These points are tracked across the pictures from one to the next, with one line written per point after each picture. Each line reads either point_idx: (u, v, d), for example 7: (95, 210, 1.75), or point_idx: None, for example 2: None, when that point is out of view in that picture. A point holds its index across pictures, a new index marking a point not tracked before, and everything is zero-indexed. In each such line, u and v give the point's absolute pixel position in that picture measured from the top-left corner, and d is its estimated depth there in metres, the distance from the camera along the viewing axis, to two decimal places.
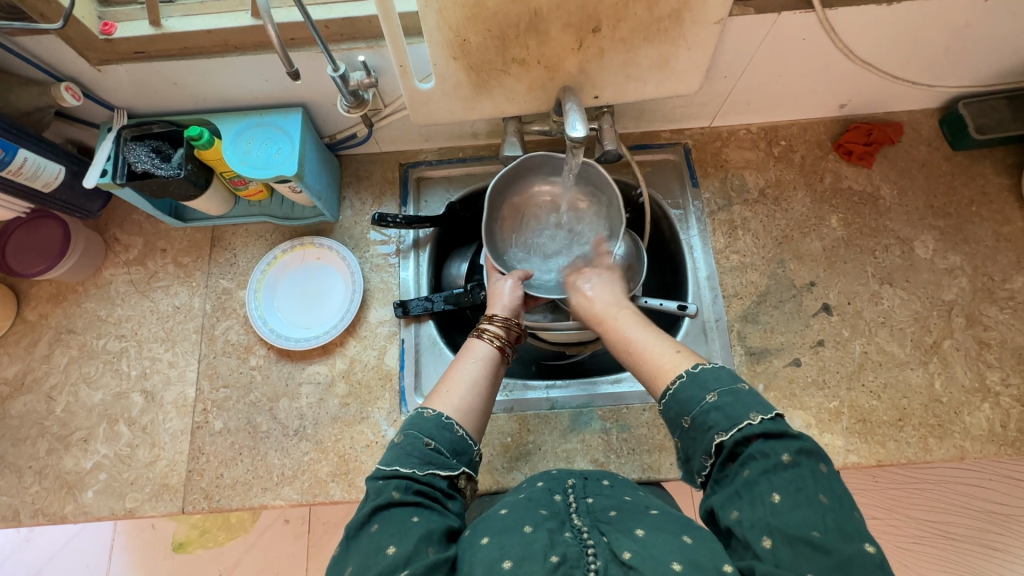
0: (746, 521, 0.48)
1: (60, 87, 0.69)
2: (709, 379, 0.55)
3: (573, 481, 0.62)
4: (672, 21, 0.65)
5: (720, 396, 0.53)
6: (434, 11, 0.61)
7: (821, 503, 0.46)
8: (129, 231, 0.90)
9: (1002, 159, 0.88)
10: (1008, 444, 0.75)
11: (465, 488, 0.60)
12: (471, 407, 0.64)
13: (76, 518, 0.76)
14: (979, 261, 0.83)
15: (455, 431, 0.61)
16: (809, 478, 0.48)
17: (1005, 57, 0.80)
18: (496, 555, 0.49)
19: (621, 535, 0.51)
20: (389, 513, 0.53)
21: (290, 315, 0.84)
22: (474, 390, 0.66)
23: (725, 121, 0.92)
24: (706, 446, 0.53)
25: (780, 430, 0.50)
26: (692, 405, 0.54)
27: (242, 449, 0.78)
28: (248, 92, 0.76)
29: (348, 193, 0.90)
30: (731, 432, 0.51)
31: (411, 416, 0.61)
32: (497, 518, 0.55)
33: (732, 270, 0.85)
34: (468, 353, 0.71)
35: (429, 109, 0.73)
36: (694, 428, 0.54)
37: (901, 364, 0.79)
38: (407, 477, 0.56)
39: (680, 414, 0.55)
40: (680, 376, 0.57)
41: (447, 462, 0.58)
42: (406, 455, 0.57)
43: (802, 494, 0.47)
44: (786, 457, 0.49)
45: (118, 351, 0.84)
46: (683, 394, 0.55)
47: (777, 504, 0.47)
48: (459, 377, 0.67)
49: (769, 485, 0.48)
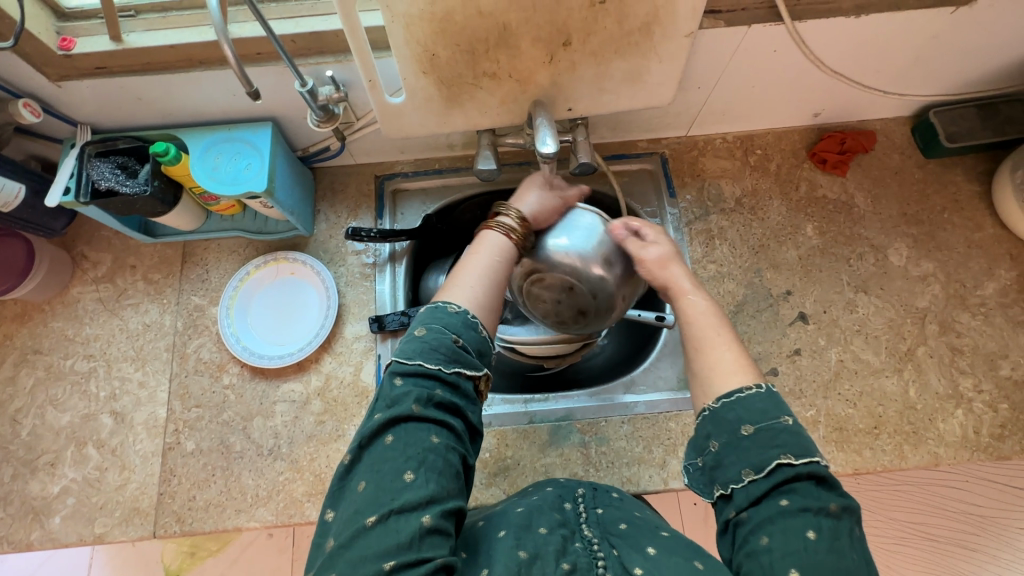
0: (776, 551, 0.48)
1: (17, 104, 0.66)
2: (785, 404, 0.54)
3: (582, 490, 0.64)
4: (643, 34, 0.64)
5: (795, 423, 0.53)
6: (401, 26, 0.60)
7: (851, 557, 0.47)
8: (97, 247, 0.88)
9: (973, 167, 0.89)
10: (981, 449, 0.75)
11: (483, 390, 0.61)
12: (491, 303, 0.63)
13: (43, 545, 0.74)
14: (952, 268, 0.84)
15: (480, 331, 0.61)
16: (846, 532, 0.48)
17: (972, 66, 0.81)
18: (513, 545, 0.54)
19: (632, 551, 0.54)
20: (408, 426, 0.54)
21: (264, 331, 0.83)
22: (491, 285, 0.64)
23: (701, 130, 0.92)
24: (761, 460, 0.51)
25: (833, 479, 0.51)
26: (765, 418, 0.53)
27: (215, 470, 0.77)
28: (216, 106, 0.74)
29: (322, 206, 0.89)
30: (801, 462, 0.51)
31: (432, 309, 0.60)
32: (514, 515, 0.59)
33: (709, 280, 0.85)
34: (481, 243, 0.67)
35: (401, 123, 0.72)
36: (755, 439, 0.52)
37: (876, 371, 0.80)
38: (429, 377, 0.56)
39: (743, 421, 0.53)
40: (757, 386, 0.55)
41: (471, 362, 0.59)
42: (431, 350, 0.57)
43: (837, 543, 0.48)
44: (833, 505, 0.49)
45: (86, 371, 0.82)
46: (757, 404, 0.54)
47: (811, 541, 0.47)
48: (472, 268, 0.64)
49: (806, 522, 0.48)
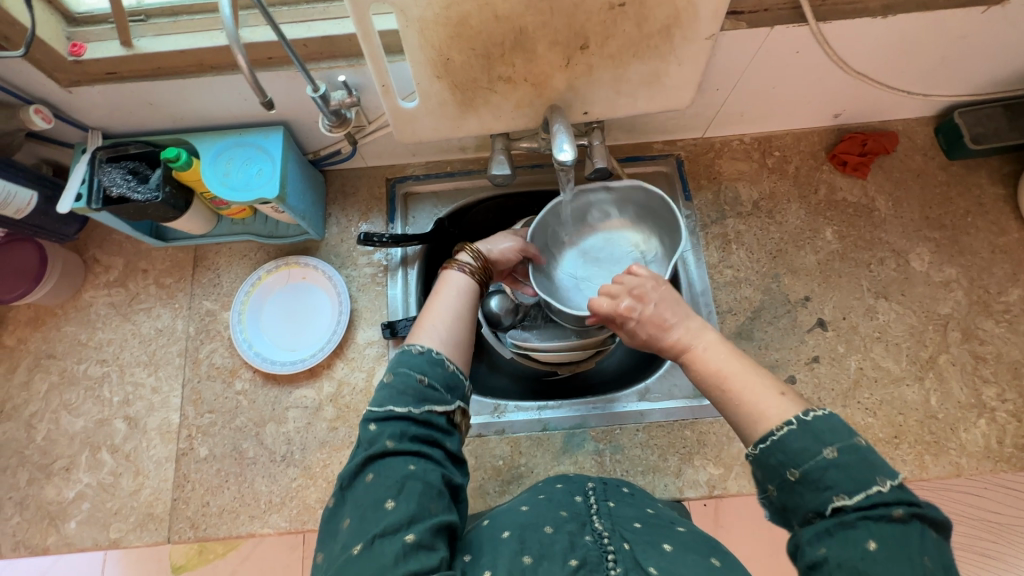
0: (834, 561, 0.46)
1: (28, 111, 0.66)
2: (824, 431, 0.49)
3: (593, 484, 0.63)
4: (663, 37, 0.63)
5: (840, 452, 0.48)
6: (415, 31, 0.59)
7: (924, 564, 0.44)
8: (108, 251, 0.87)
9: (998, 168, 0.87)
10: (1005, 460, 0.74)
11: (461, 422, 0.61)
12: (457, 341, 0.64)
13: (60, 550, 0.75)
14: (975, 274, 0.82)
15: (447, 367, 0.61)
16: (916, 538, 0.45)
17: (1001, 66, 0.79)
18: (517, 549, 0.53)
19: (646, 547, 0.52)
20: (388, 460, 0.54)
21: (276, 337, 0.83)
22: (456, 323, 0.65)
23: (718, 131, 0.90)
24: (813, 502, 0.48)
25: (901, 492, 0.47)
26: (805, 458, 0.49)
27: (228, 477, 0.77)
28: (227, 110, 0.74)
29: (334, 210, 0.88)
30: (855, 497, 0.46)
31: (399, 354, 0.61)
32: (519, 514, 0.58)
33: (725, 285, 0.84)
34: (446, 285, 0.69)
35: (414, 127, 0.71)
36: (804, 483, 0.48)
37: (896, 380, 0.78)
38: (402, 416, 0.56)
39: (785, 466, 0.49)
40: (790, 423, 0.51)
41: (441, 398, 0.59)
42: (400, 393, 0.57)
43: (904, 551, 0.44)
44: (896, 513, 0.46)
45: (99, 376, 0.82)
46: (794, 444, 0.49)
47: (872, 552, 0.45)
48: (440, 310, 0.66)
49: (866, 532, 0.45)
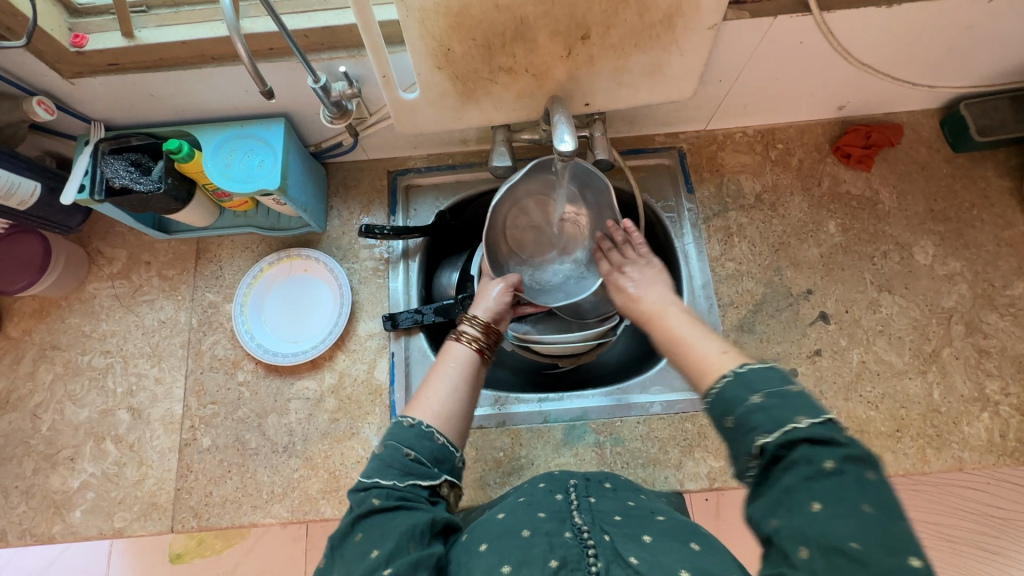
0: (783, 529, 0.43)
1: (32, 102, 0.66)
2: (755, 379, 0.48)
3: (574, 481, 0.62)
4: (665, 27, 0.62)
5: (767, 396, 0.46)
6: (415, 20, 0.58)
7: (865, 513, 0.41)
8: (112, 243, 0.88)
9: (1004, 161, 0.86)
10: (1008, 454, 0.73)
11: (450, 493, 0.59)
12: (454, 414, 0.62)
13: (64, 538, 0.75)
14: (980, 267, 0.82)
15: (437, 440, 0.59)
16: (855, 487, 0.42)
17: (1008, 57, 0.78)
18: (496, 559, 0.50)
19: (626, 539, 0.51)
20: (372, 520, 0.53)
21: (278, 328, 0.83)
22: (454, 395, 0.63)
23: (721, 124, 0.90)
24: (747, 449, 0.46)
25: (830, 435, 0.44)
26: (736, 405, 0.47)
27: (230, 467, 0.77)
28: (228, 102, 0.74)
29: (335, 202, 0.88)
30: (775, 436, 0.44)
31: (389, 426, 0.60)
32: (495, 523, 0.56)
33: (727, 278, 0.84)
34: (447, 357, 0.68)
35: (415, 119, 0.71)
36: (737, 431, 0.47)
37: (899, 373, 0.78)
38: (387, 488, 0.55)
39: (721, 416, 0.48)
40: (724, 376, 0.50)
41: (429, 472, 0.57)
42: (387, 465, 0.56)
43: (845, 504, 0.41)
44: (830, 463, 0.43)
45: (103, 367, 0.83)
46: (726, 393, 0.48)
47: (816, 513, 0.42)
48: (439, 382, 0.64)
49: (809, 492, 0.43)
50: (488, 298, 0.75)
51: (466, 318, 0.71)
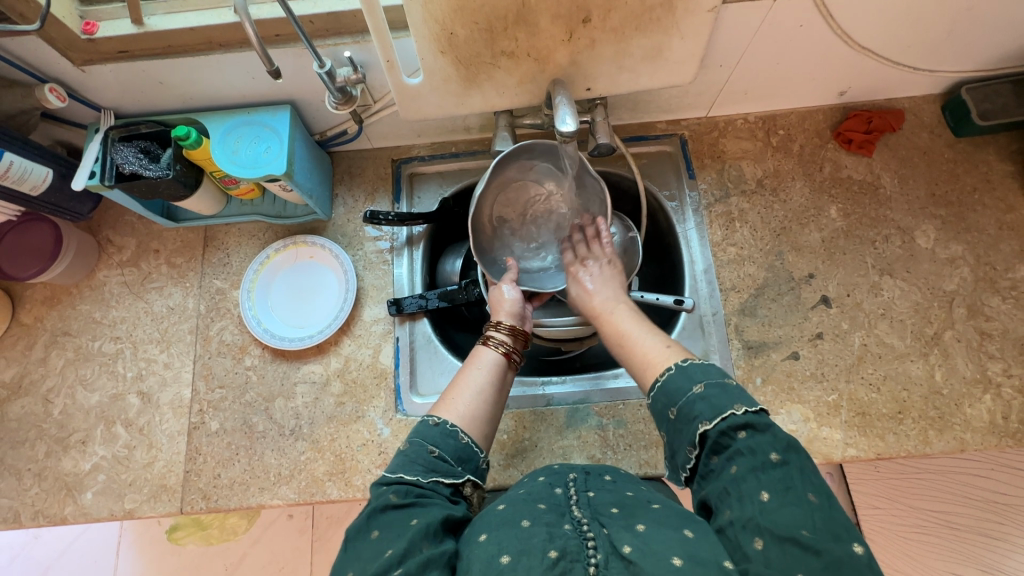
0: (738, 522, 0.48)
1: (44, 89, 0.68)
2: (697, 372, 0.57)
3: (574, 474, 0.62)
4: (665, 9, 0.63)
5: (706, 387, 0.55)
6: (419, 4, 0.59)
7: (809, 501, 0.47)
8: (121, 232, 0.89)
9: (1006, 145, 0.86)
10: (1010, 436, 0.74)
11: (470, 495, 0.62)
12: (479, 416, 0.65)
13: (76, 520, 0.77)
14: (981, 250, 0.82)
15: (460, 439, 0.62)
16: (797, 477, 0.49)
17: (1010, 40, 0.78)
18: (495, 550, 0.50)
19: (621, 530, 0.51)
20: (389, 516, 0.55)
21: (284, 315, 0.84)
22: (479, 398, 0.66)
23: (722, 110, 0.90)
24: (690, 436, 0.54)
25: (764, 422, 0.52)
26: (680, 396, 0.56)
27: (238, 450, 0.78)
28: (234, 89, 0.75)
29: (340, 190, 0.89)
30: (714, 421, 0.53)
31: (416, 424, 0.63)
32: (495, 514, 0.56)
33: (729, 263, 0.84)
34: (474, 361, 0.71)
35: (419, 104, 0.71)
36: (680, 419, 0.55)
37: (900, 356, 0.78)
38: (411, 484, 0.57)
39: (667, 405, 0.57)
40: (669, 368, 0.59)
41: (451, 470, 0.60)
42: (411, 462, 0.59)
43: (790, 494, 0.48)
44: (773, 455, 0.50)
45: (113, 352, 0.84)
46: (671, 385, 0.57)
47: (765, 502, 0.48)
48: (466, 385, 0.68)
49: (759, 485, 0.49)
50: (505, 302, 0.77)
51: (491, 325, 0.74)
